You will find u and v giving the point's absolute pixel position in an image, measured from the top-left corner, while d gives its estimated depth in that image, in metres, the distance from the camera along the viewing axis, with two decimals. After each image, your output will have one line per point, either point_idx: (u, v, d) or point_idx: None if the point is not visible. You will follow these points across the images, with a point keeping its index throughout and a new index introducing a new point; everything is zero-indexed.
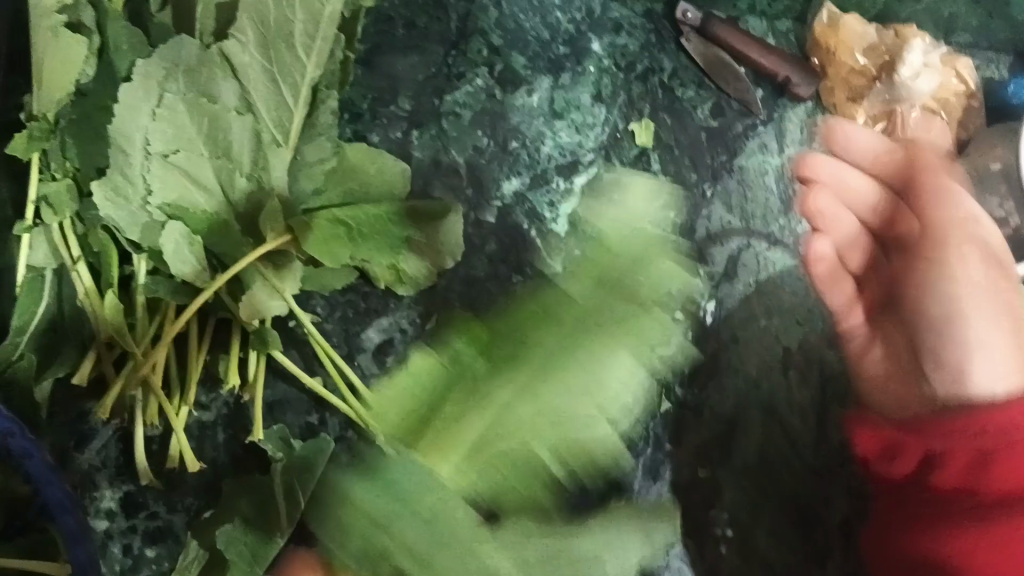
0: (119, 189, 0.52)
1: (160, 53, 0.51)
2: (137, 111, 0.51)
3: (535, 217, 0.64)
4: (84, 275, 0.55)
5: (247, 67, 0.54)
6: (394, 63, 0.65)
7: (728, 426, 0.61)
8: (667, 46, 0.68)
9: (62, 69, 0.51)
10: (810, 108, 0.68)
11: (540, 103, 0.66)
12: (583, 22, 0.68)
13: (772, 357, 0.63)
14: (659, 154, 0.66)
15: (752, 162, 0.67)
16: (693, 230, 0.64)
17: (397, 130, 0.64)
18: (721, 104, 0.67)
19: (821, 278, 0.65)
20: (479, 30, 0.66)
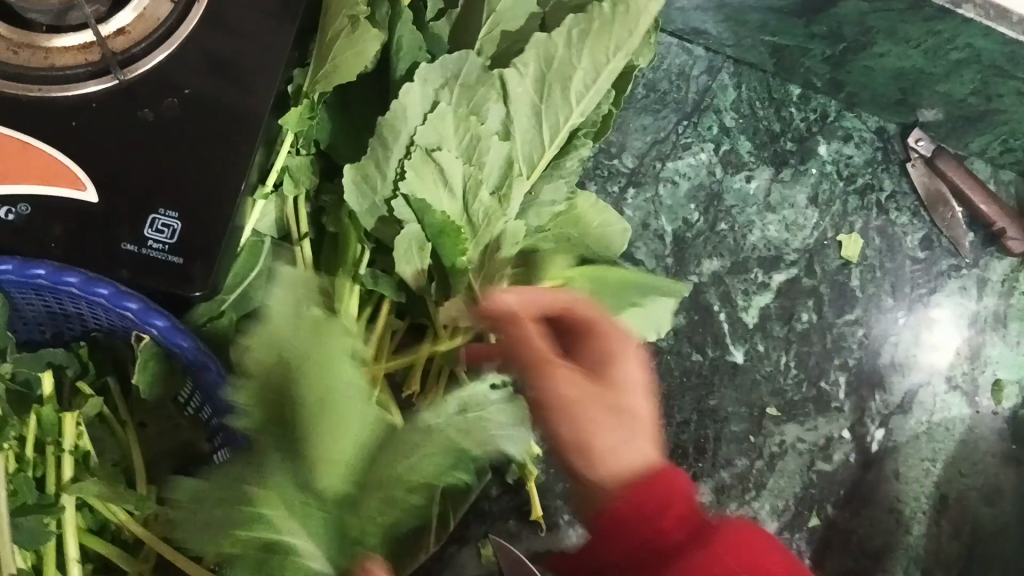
0: (373, 177, 0.53)
1: (447, 65, 0.53)
2: (409, 112, 0.53)
3: (728, 302, 0.64)
4: (307, 249, 0.58)
5: (517, 95, 0.55)
6: (627, 121, 0.66)
7: (871, 561, 0.60)
8: (890, 168, 0.68)
9: (352, 57, 0.52)
10: (1015, 263, 0.68)
11: (756, 192, 0.67)
12: (816, 123, 0.68)
13: (928, 502, 0.62)
14: (862, 271, 0.66)
15: (949, 302, 0.66)
16: (878, 353, 0.64)
17: (615, 185, 0.65)
18: (931, 237, 0.67)
19: (991, 435, 0.64)
20: (714, 107, 0.68)
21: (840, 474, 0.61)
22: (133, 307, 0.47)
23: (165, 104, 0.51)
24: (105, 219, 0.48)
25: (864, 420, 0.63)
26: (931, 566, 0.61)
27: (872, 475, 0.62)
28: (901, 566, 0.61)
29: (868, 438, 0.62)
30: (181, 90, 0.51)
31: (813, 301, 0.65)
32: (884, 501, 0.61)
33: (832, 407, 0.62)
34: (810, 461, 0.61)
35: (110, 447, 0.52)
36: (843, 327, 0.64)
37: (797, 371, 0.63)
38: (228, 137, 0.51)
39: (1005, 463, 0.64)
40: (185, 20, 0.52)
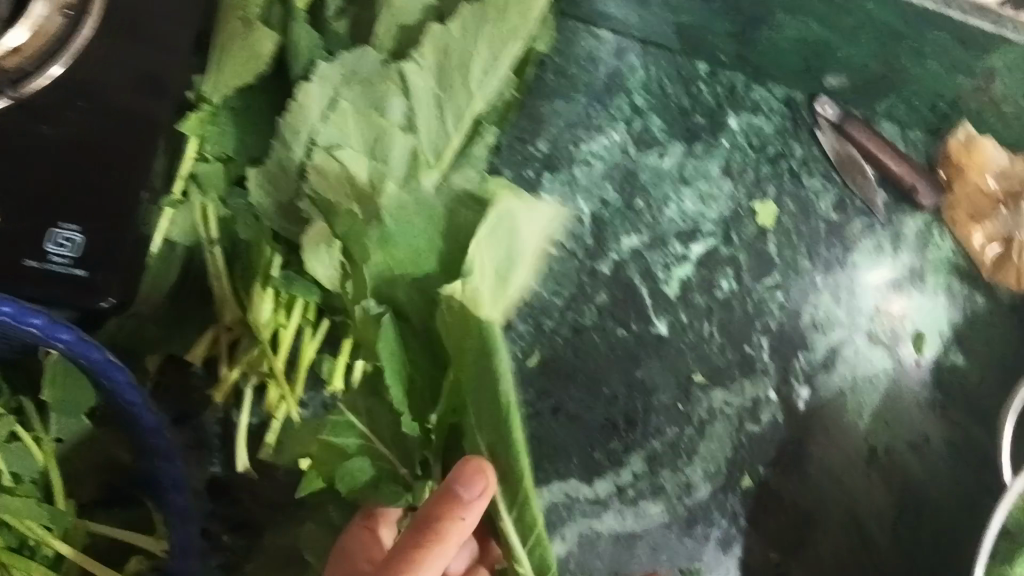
0: (275, 176, 0.57)
1: (344, 62, 0.56)
2: (310, 109, 0.55)
3: (649, 276, 0.66)
4: (218, 259, 0.59)
5: (418, 87, 0.55)
6: (538, 106, 0.67)
7: (803, 517, 0.62)
8: (801, 135, 0.69)
9: (248, 56, 0.56)
10: (928, 219, 0.69)
11: (670, 167, 0.68)
12: (726, 97, 0.69)
13: (857, 454, 0.64)
14: (777, 237, 0.67)
15: (866, 261, 0.68)
16: (798, 315, 0.66)
17: (530, 169, 0.66)
18: (844, 200, 0.69)
19: (915, 385, 0.66)
20: (624, 88, 0.68)
21: (768, 433, 0.63)
22: (38, 324, 0.47)
23: (63, 117, 0.52)
24: (13, 242, 0.50)
25: (789, 379, 0.64)
26: (862, 517, 0.62)
27: (800, 434, 0.63)
28: (834, 519, 0.62)
29: (794, 397, 0.64)
30: (77, 102, 0.52)
31: (732, 269, 0.66)
32: (812, 458, 0.63)
33: (755, 369, 0.64)
34: (739, 423, 0.63)
35: (27, 464, 0.53)
36: (762, 292, 0.66)
37: (720, 338, 0.65)
38: (135, 159, 0.53)
39: (932, 410, 0.65)
40: (78, 30, 0.52)
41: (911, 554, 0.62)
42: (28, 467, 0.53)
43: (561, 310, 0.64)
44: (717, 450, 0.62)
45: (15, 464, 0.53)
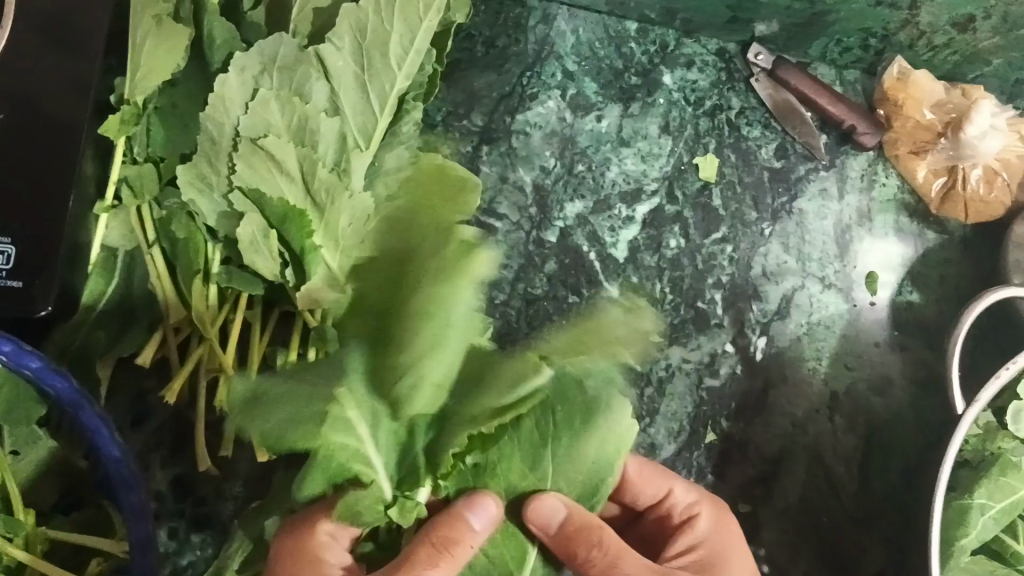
0: (202, 170, 0.54)
1: (259, 49, 0.54)
2: (230, 101, 0.53)
3: (596, 240, 0.65)
4: (157, 260, 0.57)
5: (340, 69, 0.55)
6: (469, 80, 0.66)
7: (772, 465, 0.62)
8: (736, 86, 0.69)
9: (162, 53, 0.53)
10: (871, 157, 0.69)
11: (608, 129, 0.67)
12: (657, 54, 0.69)
13: (820, 400, 0.63)
14: (722, 189, 0.67)
15: (812, 205, 0.68)
16: (749, 266, 0.65)
17: (467, 144, 0.65)
18: (785, 147, 0.68)
19: (872, 325, 0.66)
20: (555, 54, 0.68)
21: (729, 386, 0.62)
22: None
23: None
24: None
25: (745, 330, 0.64)
26: (828, 460, 0.62)
27: (762, 385, 0.63)
28: (802, 465, 0.62)
29: (752, 347, 0.64)
30: None
31: (679, 226, 0.66)
32: (775, 407, 0.63)
33: (711, 324, 0.64)
34: (698, 379, 0.62)
35: None
36: (711, 247, 0.66)
37: (673, 295, 0.64)
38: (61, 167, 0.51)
39: (892, 349, 0.65)
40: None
41: (881, 492, 0.62)
42: None
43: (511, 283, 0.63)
44: (680, 409, 0.61)
45: None
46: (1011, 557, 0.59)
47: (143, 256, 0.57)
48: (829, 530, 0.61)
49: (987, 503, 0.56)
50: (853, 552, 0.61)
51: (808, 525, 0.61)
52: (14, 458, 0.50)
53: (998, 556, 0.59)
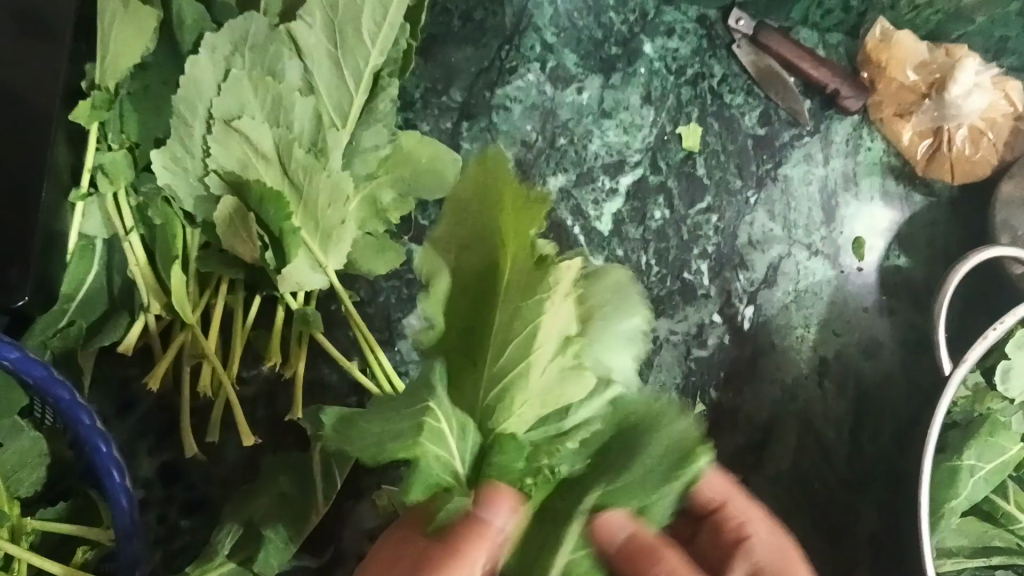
0: (177, 156, 0.53)
1: (230, 29, 0.52)
2: (202, 84, 0.52)
3: (580, 214, 0.64)
4: (135, 247, 0.56)
5: (313, 48, 0.54)
6: (447, 55, 0.65)
7: (762, 433, 0.61)
8: (718, 53, 0.68)
9: (130, 36, 0.51)
10: (857, 121, 0.68)
11: (589, 101, 0.66)
12: (637, 23, 0.68)
13: (808, 366, 0.63)
14: (705, 158, 0.66)
15: (797, 171, 0.67)
16: (735, 235, 0.65)
17: (447, 121, 0.65)
18: (769, 113, 0.68)
19: (860, 290, 0.65)
20: (533, 26, 0.67)
21: (717, 356, 0.62)
22: None
23: None
24: None
25: (732, 300, 0.64)
26: (819, 425, 0.62)
27: (751, 354, 0.63)
28: (792, 431, 0.62)
29: (739, 316, 0.63)
30: None
31: (663, 197, 0.65)
32: (762, 378, 0.62)
33: (698, 295, 0.63)
34: (686, 350, 0.62)
35: None
36: (696, 217, 0.65)
37: (658, 267, 0.64)
38: (30, 162, 0.50)
39: (880, 313, 0.65)
40: None
41: (873, 459, 0.62)
42: None
43: None
44: (671, 379, 0.61)
45: None
46: (1003, 517, 0.59)
47: (122, 243, 0.56)
48: (823, 501, 0.61)
49: (978, 464, 0.56)
50: (848, 519, 0.60)
51: (801, 495, 0.60)
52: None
53: (989, 518, 0.60)
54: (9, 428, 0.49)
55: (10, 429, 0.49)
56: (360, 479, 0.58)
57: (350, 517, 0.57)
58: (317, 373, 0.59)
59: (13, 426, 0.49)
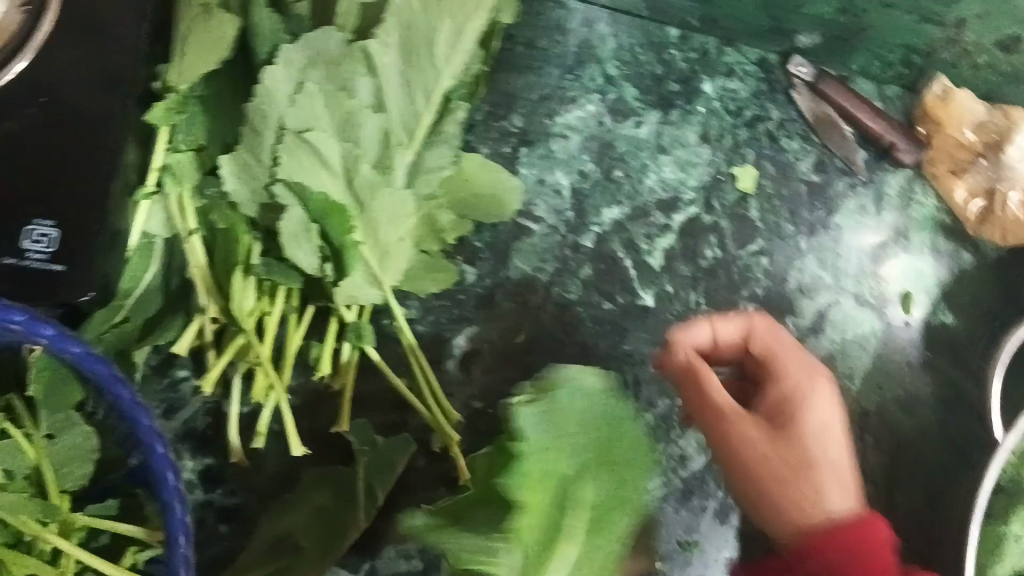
0: (245, 162, 0.53)
1: (305, 43, 0.53)
2: (275, 95, 0.52)
3: (632, 248, 0.65)
4: (196, 249, 0.56)
5: (385, 65, 0.54)
6: (510, 80, 0.66)
7: None
8: (776, 97, 0.68)
9: (208, 42, 0.51)
10: (910, 175, 0.69)
11: (647, 136, 0.67)
12: (698, 62, 0.68)
13: (850, 418, 0.63)
14: (759, 202, 0.67)
15: (849, 221, 0.67)
16: (785, 281, 0.65)
17: (506, 145, 0.65)
18: (824, 160, 0.68)
19: (905, 345, 0.65)
20: (595, 58, 0.67)
21: None
22: (20, 319, 0.45)
23: (26, 114, 0.49)
24: None
25: None
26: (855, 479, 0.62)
27: None
28: None
29: None
30: (38, 99, 0.49)
31: (715, 236, 0.65)
32: None
33: None
34: None
35: (15, 462, 0.48)
36: (747, 259, 0.65)
37: (707, 307, 0.64)
38: (100, 156, 0.50)
39: (922, 369, 0.65)
40: (39, 28, 0.49)
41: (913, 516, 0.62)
42: (18, 463, 0.48)
43: (545, 287, 0.63)
44: None
45: (4, 462, 0.48)
46: None
47: (184, 244, 0.56)
48: None
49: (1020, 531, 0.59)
50: None
51: None
52: (51, 442, 0.49)
53: None
54: (61, 422, 0.49)
55: (62, 424, 0.49)
56: (398, 498, 0.57)
57: (387, 535, 0.57)
58: (364, 389, 0.59)
59: (64, 420, 0.49)
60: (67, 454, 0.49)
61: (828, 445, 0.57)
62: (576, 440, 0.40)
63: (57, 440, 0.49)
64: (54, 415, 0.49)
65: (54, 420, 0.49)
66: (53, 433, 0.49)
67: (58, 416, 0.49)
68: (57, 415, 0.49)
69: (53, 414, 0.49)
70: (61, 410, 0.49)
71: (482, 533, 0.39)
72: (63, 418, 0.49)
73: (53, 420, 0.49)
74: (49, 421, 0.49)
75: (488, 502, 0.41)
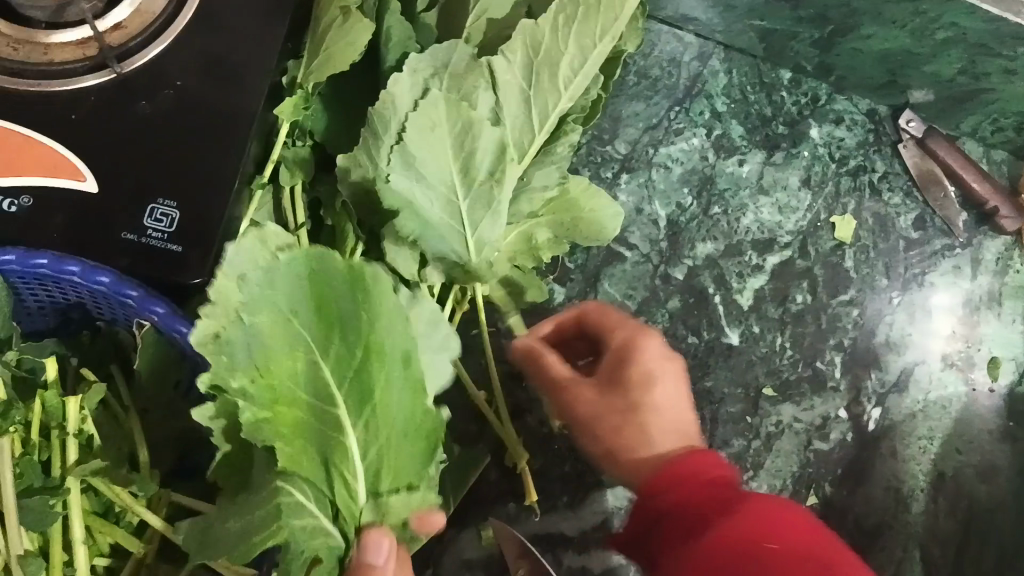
0: (359, 164, 0.54)
1: (436, 55, 0.54)
2: (399, 102, 0.53)
3: (723, 284, 0.65)
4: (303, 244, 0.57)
5: (507, 83, 0.55)
6: (619, 107, 0.67)
7: (868, 538, 0.62)
8: (882, 149, 0.68)
9: (342, 45, 0.52)
10: (1008, 242, 0.68)
11: (749, 175, 0.67)
12: (807, 106, 0.69)
13: (925, 480, 0.63)
14: (855, 252, 0.66)
15: (944, 281, 0.67)
16: (873, 333, 0.65)
17: (608, 169, 0.66)
18: (924, 218, 0.67)
19: (989, 413, 0.64)
20: (705, 93, 0.68)
21: (837, 451, 0.62)
22: (134, 295, 0.46)
23: (161, 97, 0.50)
24: (107, 208, 0.48)
25: (860, 399, 0.63)
26: (925, 542, 0.62)
27: (871, 456, 0.63)
28: (900, 545, 0.62)
29: (865, 416, 0.63)
30: (174, 83, 0.51)
31: (807, 282, 0.65)
32: (876, 484, 0.62)
33: (827, 386, 0.63)
34: (807, 440, 0.62)
35: (113, 432, 0.50)
36: (837, 308, 0.65)
37: (792, 351, 0.64)
38: (226, 147, 0.50)
39: (1003, 440, 0.64)
40: (182, 13, 0.52)
41: None
42: (115, 433, 0.50)
43: (633, 314, 0.63)
44: (789, 465, 0.62)
45: (104, 430, 0.50)
46: None
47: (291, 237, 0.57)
48: None
49: None
50: None
51: None
52: (147, 416, 0.51)
53: None
54: (155, 404, 0.49)
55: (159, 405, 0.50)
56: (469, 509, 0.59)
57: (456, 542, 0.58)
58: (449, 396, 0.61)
59: (159, 402, 0.49)
60: (160, 432, 0.51)
61: (669, 383, 0.53)
62: (349, 336, 0.40)
63: (152, 417, 0.50)
64: (151, 395, 0.49)
65: (150, 402, 0.49)
66: (147, 410, 0.50)
67: (153, 399, 0.49)
68: (152, 398, 0.49)
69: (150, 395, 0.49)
70: (157, 393, 0.49)
71: (316, 475, 0.40)
72: (158, 401, 0.49)
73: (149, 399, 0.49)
74: (146, 400, 0.49)
75: (333, 426, 0.40)
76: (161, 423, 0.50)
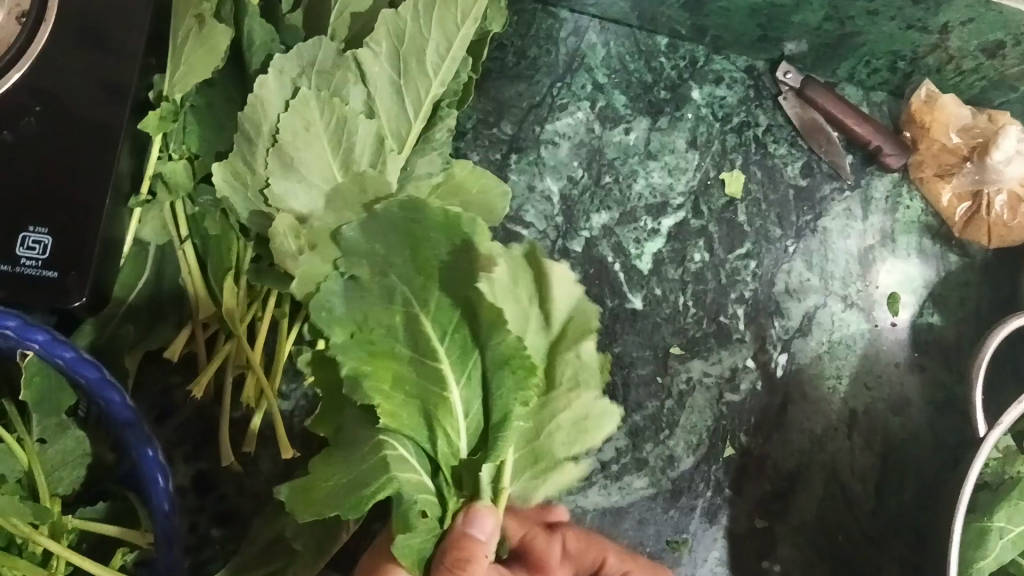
0: (237, 169, 0.54)
1: (300, 53, 0.54)
2: (268, 102, 0.53)
3: (621, 252, 0.66)
4: (189, 255, 0.58)
5: (376, 74, 0.55)
6: (502, 89, 0.67)
7: (789, 481, 0.62)
8: (764, 103, 0.69)
9: (200, 53, 0.52)
10: (896, 179, 0.69)
11: (636, 142, 0.68)
12: (686, 70, 0.70)
13: (838, 418, 0.64)
14: (747, 206, 0.68)
15: (836, 224, 0.68)
16: (772, 283, 0.66)
17: (495, 152, 0.66)
18: (811, 165, 0.69)
19: (893, 347, 0.66)
20: (585, 66, 0.69)
21: (749, 401, 0.63)
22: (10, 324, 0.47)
23: (23, 124, 0.51)
24: None
25: (766, 347, 0.65)
26: (847, 479, 0.63)
27: (784, 401, 0.64)
28: (821, 484, 0.63)
29: (772, 363, 0.64)
30: (33, 107, 0.51)
31: (703, 240, 0.66)
32: (790, 428, 0.63)
33: (733, 339, 0.64)
34: (718, 394, 0.63)
35: (9, 465, 0.49)
36: (735, 262, 0.66)
37: (695, 309, 0.65)
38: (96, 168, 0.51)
39: (910, 369, 0.66)
40: (36, 37, 0.51)
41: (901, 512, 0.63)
42: (10, 467, 0.49)
43: None
44: (703, 419, 0.63)
45: None
46: None
47: (177, 250, 0.58)
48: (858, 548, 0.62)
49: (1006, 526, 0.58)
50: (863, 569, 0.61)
51: (839, 537, 0.62)
52: (43, 446, 0.50)
53: None
54: (52, 428, 0.50)
55: (53, 428, 0.50)
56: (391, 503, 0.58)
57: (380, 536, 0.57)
58: None
59: (56, 425, 0.50)
60: (60, 457, 0.50)
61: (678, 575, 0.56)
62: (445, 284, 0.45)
63: (49, 444, 0.50)
64: (45, 421, 0.49)
65: (46, 426, 0.49)
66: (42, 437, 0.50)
67: (47, 422, 0.49)
68: (47, 422, 0.49)
69: (45, 421, 0.49)
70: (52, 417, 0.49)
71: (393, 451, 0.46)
72: (53, 424, 0.49)
73: (44, 425, 0.49)
74: (42, 426, 0.49)
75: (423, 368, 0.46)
76: (58, 450, 0.50)
